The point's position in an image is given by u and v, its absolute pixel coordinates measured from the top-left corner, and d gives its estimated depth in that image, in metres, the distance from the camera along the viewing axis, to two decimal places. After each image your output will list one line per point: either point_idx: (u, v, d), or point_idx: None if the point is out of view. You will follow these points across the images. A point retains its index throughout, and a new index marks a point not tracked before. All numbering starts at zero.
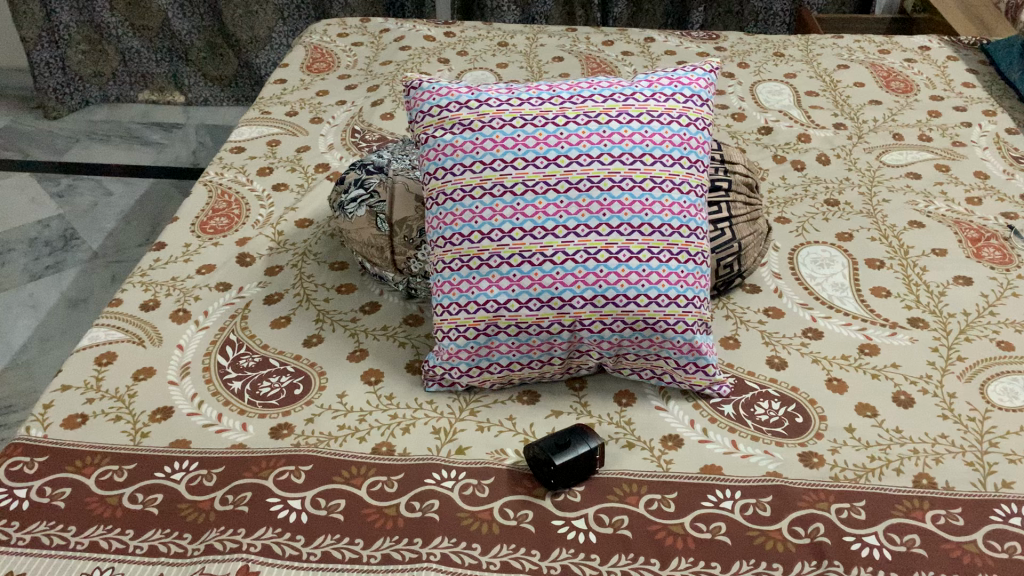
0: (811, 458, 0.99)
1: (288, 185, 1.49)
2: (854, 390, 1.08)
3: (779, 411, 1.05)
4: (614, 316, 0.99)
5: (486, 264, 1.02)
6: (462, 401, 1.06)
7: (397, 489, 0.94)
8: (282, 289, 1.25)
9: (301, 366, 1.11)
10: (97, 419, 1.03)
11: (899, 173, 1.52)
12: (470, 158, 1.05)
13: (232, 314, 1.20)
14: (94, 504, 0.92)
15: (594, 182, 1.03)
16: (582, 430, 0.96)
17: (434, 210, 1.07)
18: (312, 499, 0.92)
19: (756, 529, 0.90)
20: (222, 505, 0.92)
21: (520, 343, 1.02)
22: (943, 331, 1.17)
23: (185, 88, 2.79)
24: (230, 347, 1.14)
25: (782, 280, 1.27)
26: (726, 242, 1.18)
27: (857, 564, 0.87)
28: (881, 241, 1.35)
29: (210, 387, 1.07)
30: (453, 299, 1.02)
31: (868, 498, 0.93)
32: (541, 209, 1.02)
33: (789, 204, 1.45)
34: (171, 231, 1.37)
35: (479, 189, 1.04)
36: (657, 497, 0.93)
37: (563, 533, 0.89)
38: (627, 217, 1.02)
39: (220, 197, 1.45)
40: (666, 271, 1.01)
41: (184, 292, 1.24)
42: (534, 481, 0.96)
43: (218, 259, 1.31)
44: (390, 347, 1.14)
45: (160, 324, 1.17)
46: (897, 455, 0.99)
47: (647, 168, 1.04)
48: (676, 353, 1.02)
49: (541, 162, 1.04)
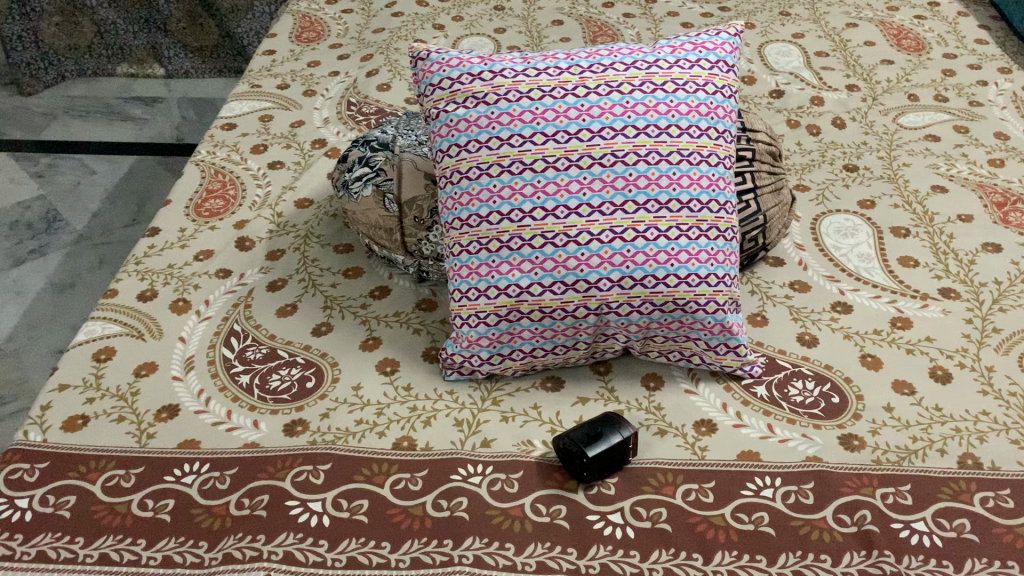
0: (852, 440, 0.95)
1: (285, 163, 1.43)
2: (889, 366, 1.04)
3: (814, 391, 1.00)
4: (643, 299, 0.95)
5: (506, 246, 0.96)
6: (483, 389, 1.01)
7: (422, 487, 0.89)
8: (286, 275, 1.19)
9: (311, 357, 1.05)
10: (99, 420, 0.97)
11: (917, 136, 1.47)
12: (486, 134, 0.99)
13: (236, 303, 1.14)
14: (101, 513, 0.87)
15: (618, 156, 0.96)
16: (613, 419, 0.92)
17: (449, 189, 1.01)
18: (333, 500, 0.88)
19: (800, 518, 0.86)
20: (238, 510, 0.87)
21: (544, 329, 0.97)
22: (977, 302, 1.13)
23: (164, 61, 2.66)
24: (235, 338, 1.08)
25: (807, 252, 1.23)
26: (752, 215, 1.12)
27: (907, 553, 0.83)
28: (905, 207, 1.31)
29: (217, 382, 1.02)
30: (472, 284, 0.97)
31: (914, 482, 0.90)
32: (563, 187, 0.96)
33: (807, 170, 1.40)
34: (164, 215, 1.31)
35: (496, 166, 0.98)
36: (694, 487, 0.90)
37: (599, 529, 0.85)
38: (655, 193, 0.96)
39: (213, 177, 1.39)
40: (695, 249, 0.96)
41: (183, 281, 1.18)
42: (565, 474, 0.91)
43: (216, 244, 1.25)
44: (404, 334, 1.08)
45: (160, 317, 1.12)
46: (940, 435, 0.95)
47: (674, 140, 0.98)
48: (707, 334, 0.98)
49: (562, 137, 0.97)
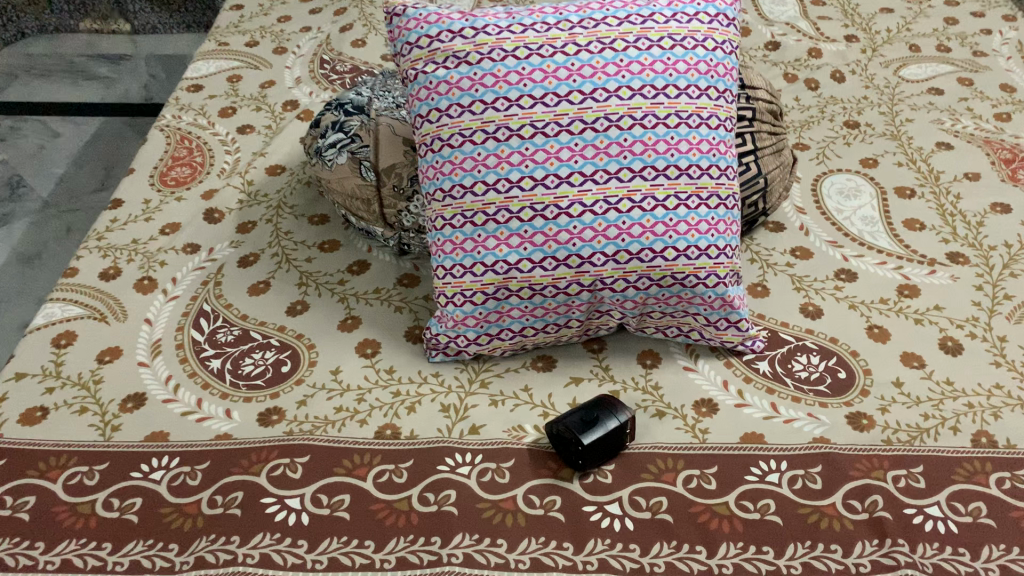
0: (860, 419, 0.90)
1: (255, 127, 1.35)
2: (897, 338, 0.99)
3: (819, 365, 0.95)
4: (640, 273, 0.89)
5: (492, 220, 0.89)
6: (470, 371, 0.95)
7: (407, 480, 0.84)
8: (257, 249, 1.12)
9: (286, 340, 0.98)
10: (60, 412, 0.91)
11: (919, 90, 1.40)
12: (469, 97, 0.91)
13: (205, 280, 1.07)
14: (63, 514, 0.82)
15: (612, 120, 0.89)
16: (609, 403, 0.86)
17: (429, 158, 0.94)
18: (312, 496, 0.82)
19: (808, 505, 0.82)
20: (211, 509, 0.82)
21: (534, 307, 0.91)
22: (986, 267, 1.08)
23: (130, 16, 2.50)
24: (204, 320, 1.02)
25: (808, 216, 1.17)
26: (752, 178, 1.05)
27: (921, 541, 0.79)
28: (909, 166, 1.25)
29: (186, 368, 0.96)
30: (457, 261, 0.91)
31: (927, 463, 0.85)
32: (553, 154, 0.89)
33: (806, 127, 1.34)
34: (127, 185, 1.23)
35: (481, 133, 0.90)
36: (696, 474, 0.85)
37: (596, 521, 0.80)
38: (651, 159, 0.89)
39: (179, 144, 1.31)
40: (695, 219, 0.90)
41: (148, 258, 1.10)
42: (559, 462, 0.86)
43: (184, 216, 1.17)
44: (385, 313, 1.02)
45: (124, 297, 1.05)
46: (952, 411, 0.90)
47: (671, 101, 0.91)
48: (707, 309, 0.92)
49: (551, 99, 0.90)
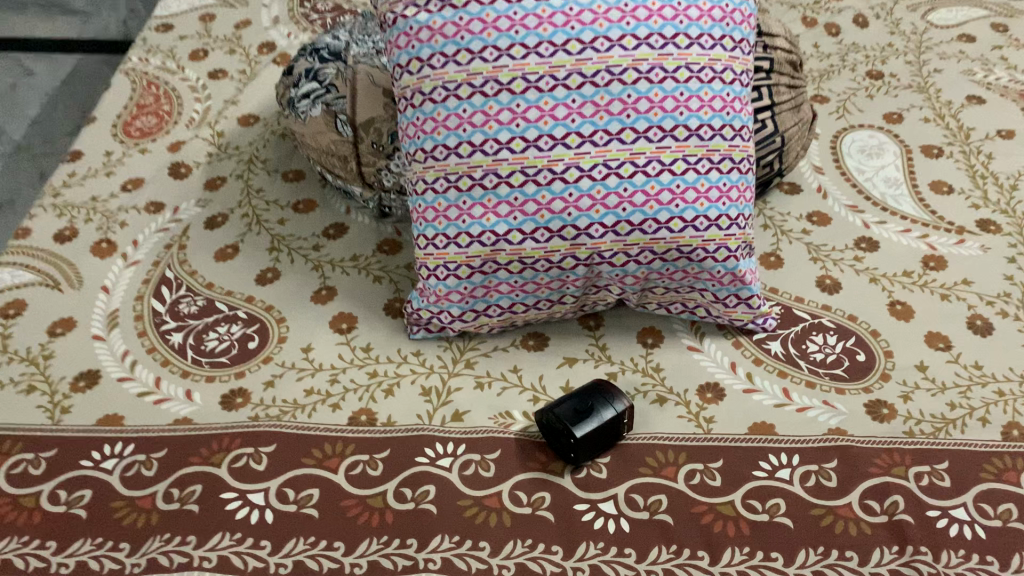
0: (880, 409, 0.82)
1: (228, 72, 1.24)
2: (922, 316, 0.90)
3: (836, 347, 0.87)
4: (642, 247, 0.80)
5: (479, 185, 0.80)
6: (455, 349, 0.87)
7: (382, 473, 0.76)
8: (226, 209, 1.03)
9: (255, 312, 0.90)
10: (5, 392, 0.83)
11: (949, 36, 1.29)
12: (453, 45, 0.80)
13: (168, 243, 0.98)
14: (5, 508, 0.74)
15: (615, 74, 0.79)
16: (605, 389, 0.78)
17: (410, 114, 0.84)
18: (278, 491, 0.75)
19: (821, 506, 0.74)
20: (167, 504, 0.74)
21: (524, 282, 0.83)
22: (1020, 236, 0.99)
23: None
24: (166, 288, 0.93)
25: (826, 176, 1.08)
26: (769, 137, 0.96)
27: (945, 548, 0.72)
28: (937, 122, 1.15)
29: (145, 342, 0.87)
30: (440, 230, 0.82)
31: (952, 459, 0.78)
32: (547, 112, 0.79)
33: (825, 78, 1.23)
34: (87, 135, 1.13)
35: (466, 87, 0.80)
36: (699, 468, 0.77)
37: (588, 522, 0.73)
38: (658, 118, 0.79)
39: (145, 90, 1.21)
40: (705, 186, 0.80)
41: (107, 217, 1.02)
42: (550, 454, 0.78)
43: (148, 171, 1.08)
44: (363, 283, 0.93)
45: (79, 261, 0.96)
46: (981, 400, 0.83)
47: (681, 52, 0.80)
48: (715, 285, 0.84)
49: (546, 49, 0.79)
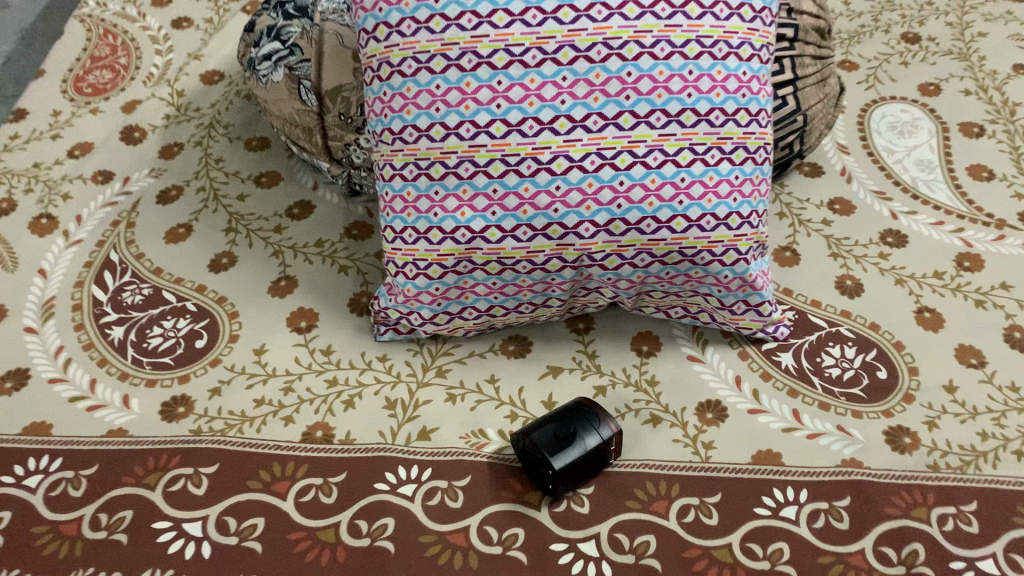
0: (901, 437, 0.72)
1: (193, 21, 1.13)
2: (953, 325, 0.80)
3: (854, 361, 0.78)
4: (638, 248, 0.70)
5: (453, 173, 0.70)
6: (426, 354, 0.78)
7: (335, 501, 0.68)
8: (182, 181, 0.93)
9: (205, 304, 0.81)
10: None
11: None
12: (425, 10, 0.69)
13: (115, 220, 0.89)
14: None
15: (613, 48, 0.67)
16: (590, 412, 0.69)
17: (376, 87, 0.73)
18: (217, 520, 0.66)
19: (830, 553, 0.65)
20: (93, 531, 0.66)
21: (504, 283, 0.73)
22: None
23: None
24: (109, 273, 0.84)
25: (851, 156, 0.97)
26: (789, 116, 0.85)
27: None
28: (979, 95, 1.02)
29: (81, 337, 0.78)
30: (409, 223, 0.72)
31: (981, 499, 0.68)
32: (533, 91, 0.68)
33: (855, 41, 1.11)
34: (35, 92, 1.03)
35: (440, 59, 0.68)
36: (693, 504, 0.68)
37: (565, 566, 0.65)
38: (662, 100, 0.68)
39: (101, 40, 1.10)
40: (714, 179, 0.69)
41: (50, 188, 0.92)
42: (526, 482, 0.70)
43: (98, 135, 0.98)
44: (327, 273, 0.84)
45: (15, 239, 0.87)
46: (1017, 429, 0.73)
47: (692, 23, 0.68)
48: (721, 291, 0.74)
49: (533, 16, 0.67)
